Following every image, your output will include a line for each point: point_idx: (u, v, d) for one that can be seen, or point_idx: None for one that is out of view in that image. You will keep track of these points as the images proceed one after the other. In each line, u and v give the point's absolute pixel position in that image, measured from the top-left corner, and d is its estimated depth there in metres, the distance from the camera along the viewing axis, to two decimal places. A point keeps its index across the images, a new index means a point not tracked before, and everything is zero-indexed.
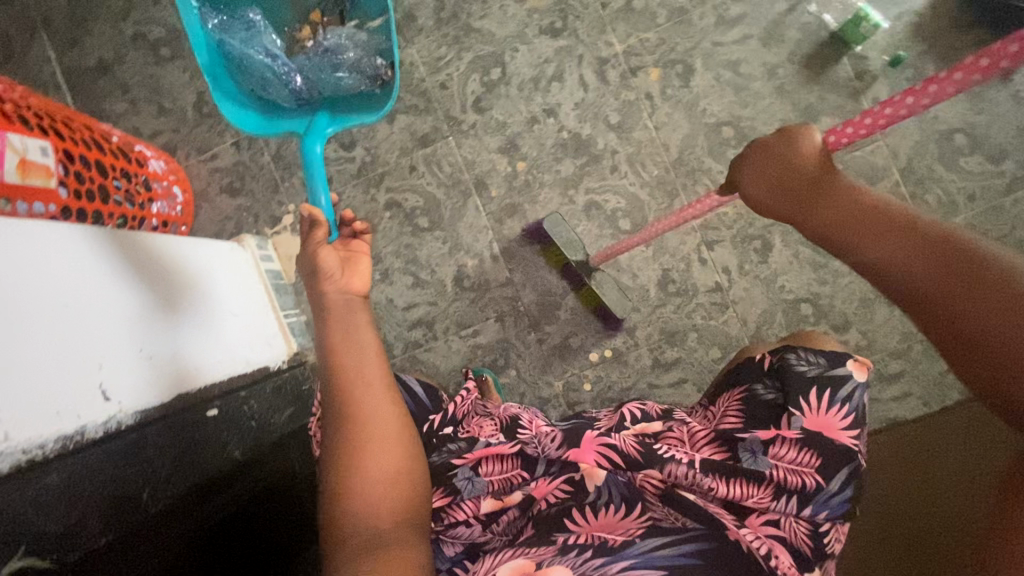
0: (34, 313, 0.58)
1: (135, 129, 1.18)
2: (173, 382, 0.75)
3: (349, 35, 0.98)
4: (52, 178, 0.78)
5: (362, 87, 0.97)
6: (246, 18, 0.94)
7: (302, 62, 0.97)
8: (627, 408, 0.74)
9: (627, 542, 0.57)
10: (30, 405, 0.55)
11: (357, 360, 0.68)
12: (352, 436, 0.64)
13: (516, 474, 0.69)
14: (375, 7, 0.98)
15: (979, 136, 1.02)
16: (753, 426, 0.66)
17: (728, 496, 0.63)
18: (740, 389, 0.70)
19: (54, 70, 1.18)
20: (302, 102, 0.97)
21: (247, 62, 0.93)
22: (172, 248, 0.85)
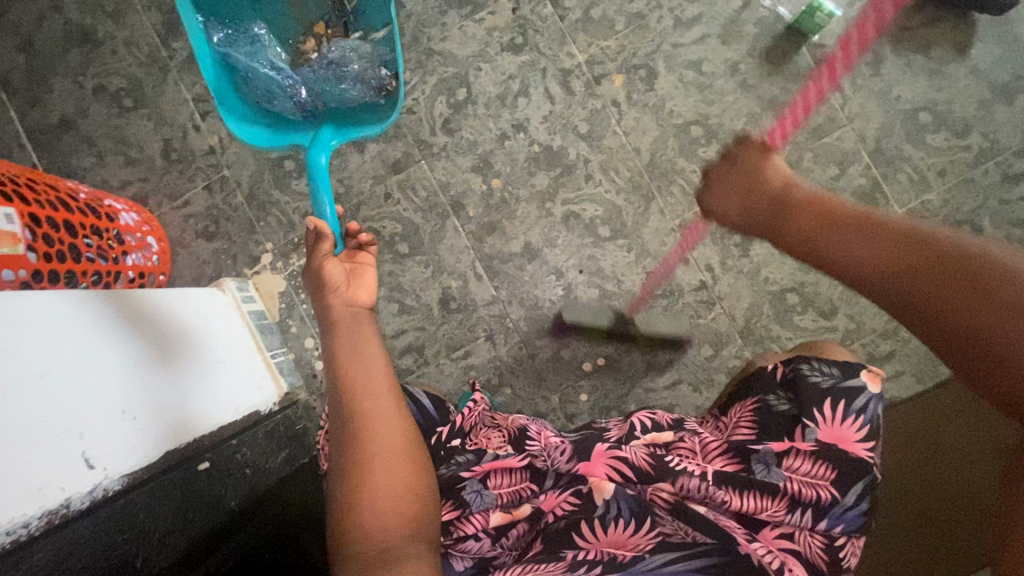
0: (11, 387, 0.57)
1: (105, 182, 1.16)
2: (161, 439, 0.73)
3: (352, 46, 0.99)
4: (20, 244, 0.76)
5: (367, 97, 0.97)
6: (251, 32, 0.96)
7: (307, 75, 0.97)
8: (637, 418, 0.73)
9: (637, 557, 0.58)
10: (9, 486, 0.54)
11: (363, 373, 0.67)
12: (358, 449, 0.62)
13: (525, 487, 0.68)
14: (379, 19, 0.99)
15: (943, 112, 1.04)
16: (766, 437, 0.65)
17: (741, 508, 0.62)
18: (753, 399, 0.69)
19: (17, 130, 1.17)
20: (307, 114, 0.96)
21: (255, 76, 0.94)
22: (157, 303, 0.85)
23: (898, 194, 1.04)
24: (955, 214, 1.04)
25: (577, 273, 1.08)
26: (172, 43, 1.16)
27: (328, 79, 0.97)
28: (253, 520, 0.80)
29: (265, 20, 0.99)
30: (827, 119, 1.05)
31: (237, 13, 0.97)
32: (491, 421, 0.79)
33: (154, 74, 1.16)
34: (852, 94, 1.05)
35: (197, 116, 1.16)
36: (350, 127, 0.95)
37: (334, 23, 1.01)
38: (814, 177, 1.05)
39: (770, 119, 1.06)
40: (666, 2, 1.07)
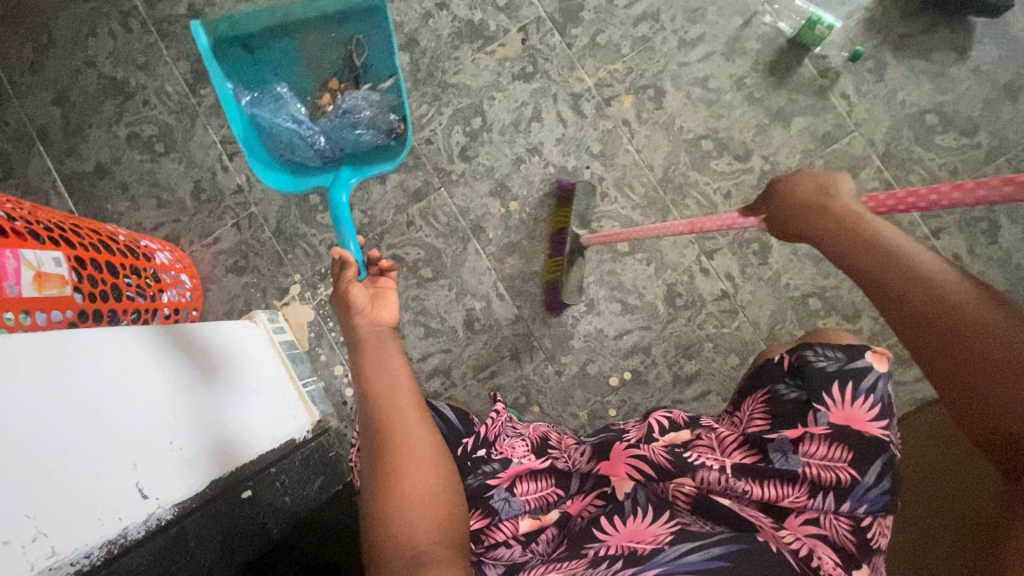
0: (72, 424, 0.59)
1: (139, 224, 1.21)
2: (205, 470, 0.75)
3: (363, 95, 1.03)
4: (67, 285, 0.80)
5: (379, 141, 1.02)
6: (274, 91, 1.01)
7: (324, 125, 1.02)
8: (654, 419, 0.72)
9: (657, 550, 0.55)
10: (70, 518, 0.56)
11: (394, 385, 0.68)
12: (385, 456, 0.62)
13: (551, 492, 0.71)
14: (386, 69, 1.03)
15: (949, 113, 1.06)
16: (781, 426, 0.65)
17: (763, 497, 0.62)
18: (762, 391, 0.69)
19: (55, 179, 1.23)
20: (326, 159, 1.02)
21: (274, 129, 0.99)
22: (190, 334, 0.86)
23: None
24: (971, 212, 1.05)
25: (598, 288, 1.10)
26: (199, 90, 1.22)
27: (344, 127, 1.02)
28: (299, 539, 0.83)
29: (285, 80, 1.04)
30: (835, 126, 1.08)
31: (260, 77, 1.02)
32: (513, 430, 0.79)
33: (184, 120, 1.22)
34: (857, 101, 1.07)
35: (225, 156, 1.21)
36: (365, 163, 1.01)
37: (346, 77, 1.04)
38: None
39: (778, 129, 1.09)
40: (669, 25, 1.11)
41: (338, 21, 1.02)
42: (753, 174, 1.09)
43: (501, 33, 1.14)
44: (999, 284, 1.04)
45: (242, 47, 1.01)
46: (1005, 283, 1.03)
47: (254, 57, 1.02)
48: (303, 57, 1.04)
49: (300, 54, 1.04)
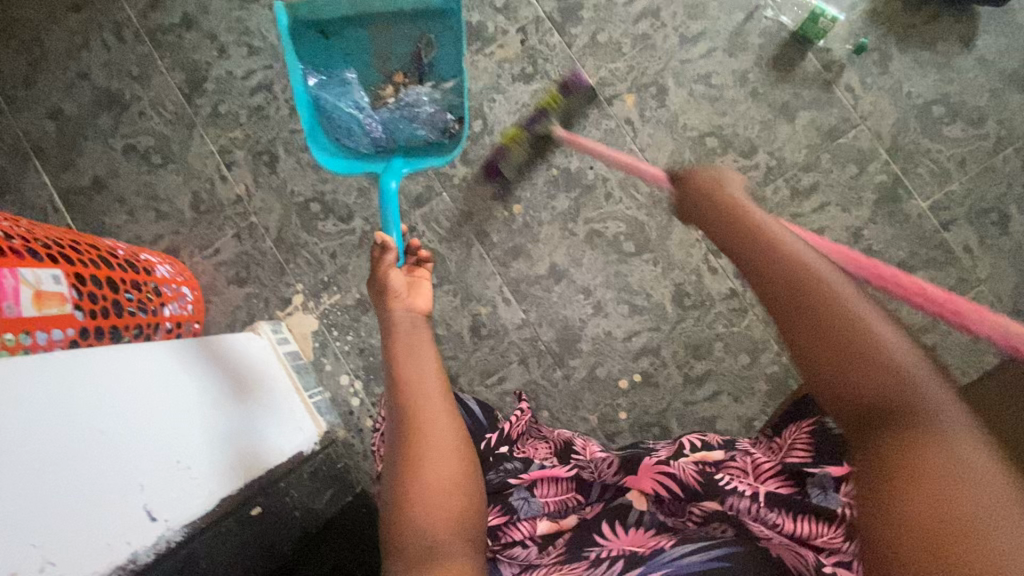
0: (74, 447, 0.57)
1: (138, 237, 1.20)
2: (213, 487, 0.73)
3: (424, 92, 1.02)
4: (67, 303, 0.79)
5: (431, 138, 1.02)
6: (341, 76, 1.01)
7: (384, 115, 1.02)
8: (685, 438, 0.70)
9: (657, 551, 0.57)
10: (79, 545, 0.55)
11: (418, 378, 0.65)
12: (403, 450, 0.59)
13: (572, 498, 0.72)
14: (450, 69, 1.02)
15: (956, 103, 1.04)
16: (824, 461, 0.61)
17: (792, 533, 0.58)
18: (809, 420, 0.65)
19: (51, 194, 1.21)
20: (379, 149, 1.02)
21: (335, 112, 1.00)
22: (188, 349, 0.84)
23: (921, 187, 1.05)
24: (980, 203, 1.03)
25: (605, 290, 1.09)
26: (195, 99, 1.21)
27: (401, 120, 1.02)
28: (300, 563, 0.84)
29: (353, 66, 1.02)
30: (840, 120, 1.06)
31: (328, 61, 1.01)
32: (539, 433, 0.82)
33: (180, 130, 1.21)
34: (863, 94, 1.06)
35: (223, 166, 1.20)
36: (418, 157, 1.01)
37: (412, 72, 1.02)
38: (834, 178, 1.06)
39: (783, 124, 1.07)
40: (670, 22, 1.10)
41: (413, 17, 1.01)
42: (758, 170, 1.07)
43: (500, 34, 1.13)
44: (1011, 275, 1.02)
45: (317, 31, 1.00)
46: (1016, 275, 1.02)
47: (329, 42, 1.01)
48: (372, 48, 1.02)
49: (371, 44, 1.02)
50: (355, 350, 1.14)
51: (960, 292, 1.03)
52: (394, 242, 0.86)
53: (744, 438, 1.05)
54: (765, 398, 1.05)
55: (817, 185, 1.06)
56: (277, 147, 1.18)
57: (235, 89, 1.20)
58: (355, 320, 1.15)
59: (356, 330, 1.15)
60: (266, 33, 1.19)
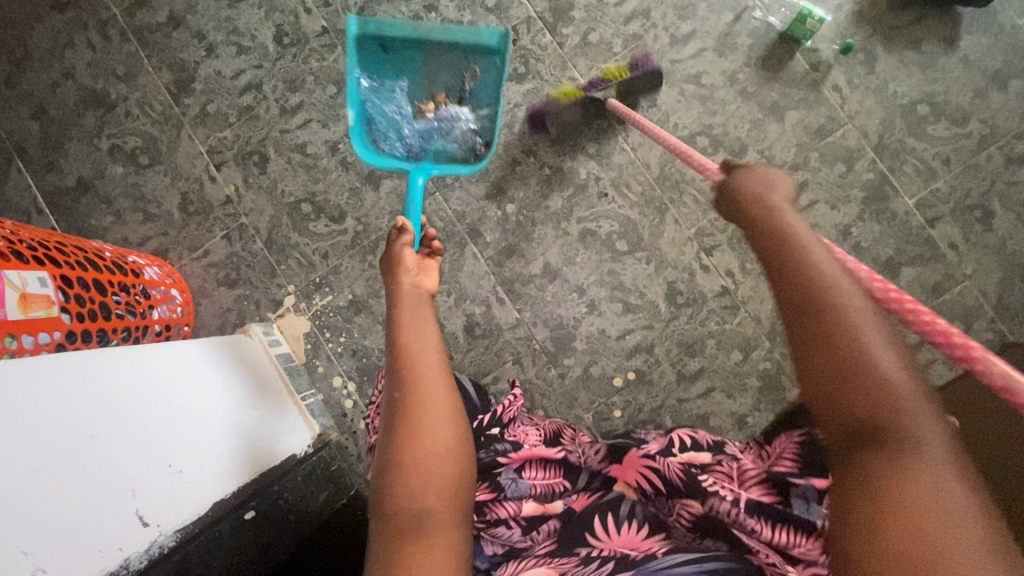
0: (65, 452, 0.56)
1: (125, 239, 1.18)
2: (206, 489, 0.72)
3: (461, 111, 1.03)
4: (54, 306, 0.77)
5: (459, 155, 1.03)
6: (390, 86, 1.04)
7: (421, 125, 1.03)
8: (676, 434, 0.68)
9: (649, 557, 0.55)
10: (69, 550, 0.53)
11: (417, 351, 0.65)
12: (399, 423, 0.58)
13: (558, 483, 0.71)
14: (489, 97, 1.03)
15: (940, 103, 1.06)
16: (811, 472, 0.58)
17: (771, 540, 0.56)
18: (801, 429, 0.61)
19: (35, 196, 1.19)
20: (410, 153, 1.02)
21: (378, 116, 1.02)
22: (181, 348, 0.83)
23: (907, 185, 1.07)
24: (964, 201, 1.05)
25: (599, 289, 1.09)
26: (183, 99, 1.19)
27: (437, 133, 1.03)
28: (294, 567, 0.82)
29: (403, 79, 1.04)
30: (828, 119, 1.08)
31: (383, 71, 1.04)
32: (529, 419, 0.83)
33: (168, 131, 1.19)
34: (850, 94, 1.08)
35: (212, 167, 1.18)
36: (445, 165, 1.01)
37: (455, 94, 1.04)
38: (823, 176, 1.08)
39: (773, 124, 1.09)
40: (660, 22, 1.11)
41: (465, 52, 1.04)
42: None
43: None
44: (995, 271, 1.04)
45: (379, 45, 1.03)
46: (1001, 270, 1.04)
47: (386, 56, 1.04)
48: (424, 68, 1.05)
49: (423, 65, 1.05)
50: (348, 351, 1.13)
51: (946, 287, 1.05)
52: (411, 224, 0.89)
53: (737, 434, 1.06)
54: (758, 394, 1.06)
55: (806, 183, 1.08)
56: (267, 147, 1.17)
57: (224, 89, 1.18)
58: (347, 321, 1.14)
59: (349, 331, 1.14)
60: (255, 32, 1.18)
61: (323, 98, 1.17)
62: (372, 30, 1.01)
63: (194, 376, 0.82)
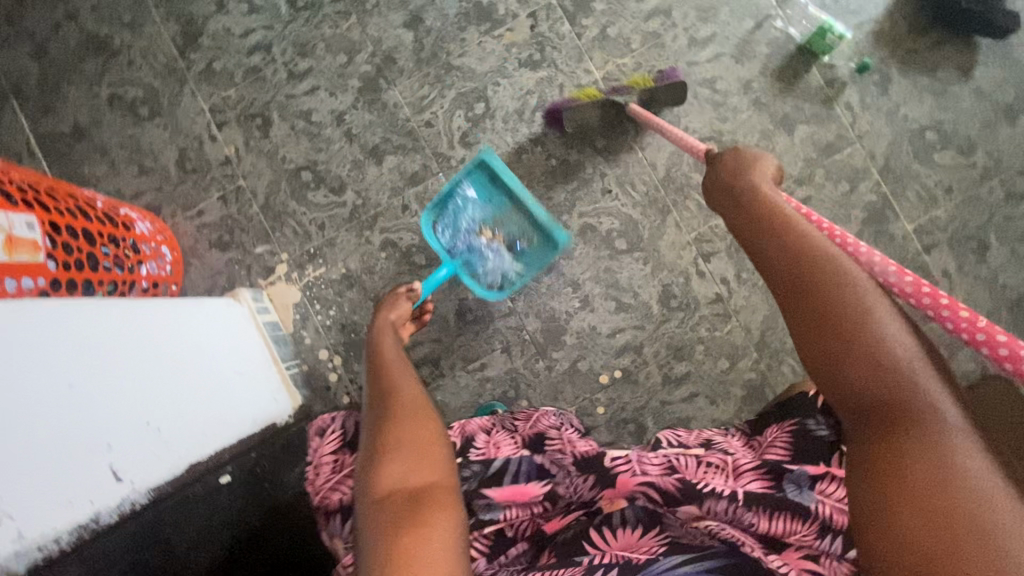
0: (41, 402, 0.55)
1: (118, 191, 1.16)
2: (183, 450, 0.71)
3: (506, 258, 1.04)
4: (40, 252, 0.75)
5: (481, 279, 1.04)
6: (474, 200, 1.05)
7: (473, 242, 1.04)
8: (661, 436, 0.74)
9: (651, 558, 0.57)
10: (39, 499, 0.53)
11: (394, 370, 0.76)
12: (385, 421, 0.64)
13: (538, 504, 0.66)
14: (532, 265, 1.04)
15: (949, 131, 1.07)
16: (802, 460, 0.66)
17: (768, 531, 0.60)
18: (790, 422, 0.70)
19: (28, 138, 1.16)
20: (452, 250, 1.04)
21: (451, 211, 1.05)
22: (184, 309, 0.85)
23: (907, 210, 1.07)
24: (962, 231, 1.06)
25: (594, 285, 1.09)
26: (189, 54, 1.16)
27: (478, 255, 1.04)
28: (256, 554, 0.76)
29: (487, 204, 1.05)
30: (837, 137, 1.08)
31: (479, 185, 1.05)
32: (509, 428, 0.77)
33: (171, 84, 1.16)
34: (861, 113, 1.08)
35: (213, 126, 1.16)
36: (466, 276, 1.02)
37: (515, 244, 1.05)
38: (826, 194, 1.08)
39: (782, 136, 1.09)
40: (681, 22, 1.10)
41: (540, 228, 1.03)
42: None
43: (510, 18, 1.12)
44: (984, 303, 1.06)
45: (490, 171, 1.04)
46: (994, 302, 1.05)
47: (491, 183, 1.05)
48: (505, 210, 1.05)
49: (507, 207, 1.05)
50: (336, 326, 1.12)
51: None
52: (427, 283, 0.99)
53: None
54: (740, 402, 1.07)
55: (809, 199, 1.08)
56: (272, 111, 1.15)
57: (231, 47, 1.16)
58: (339, 295, 1.13)
59: (340, 305, 1.13)
60: None
61: (332, 66, 1.14)
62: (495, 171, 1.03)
63: (195, 338, 0.84)
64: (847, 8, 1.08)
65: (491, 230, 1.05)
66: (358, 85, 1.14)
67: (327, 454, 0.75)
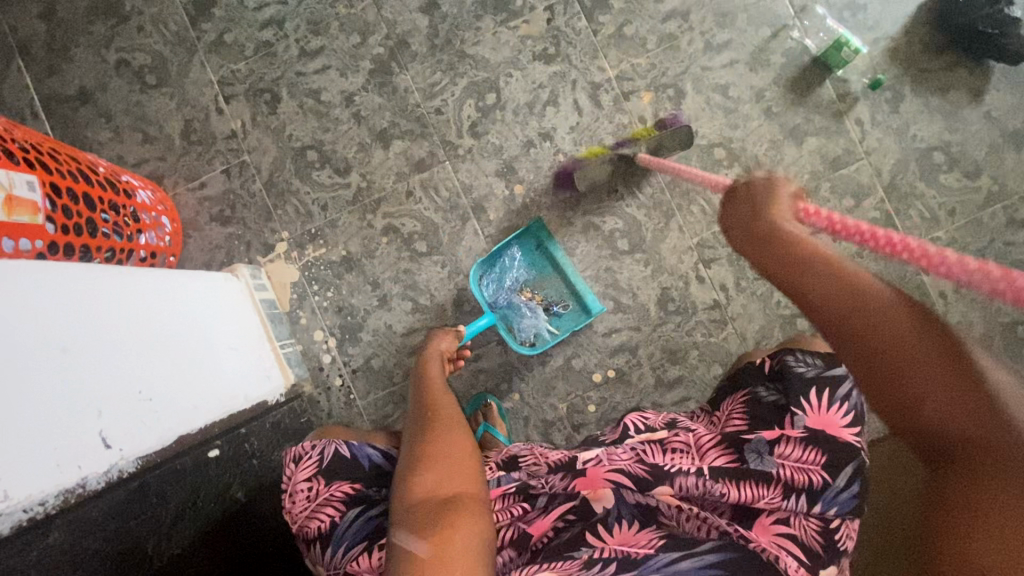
0: (33, 362, 0.55)
1: (120, 158, 1.15)
2: (174, 422, 0.71)
3: (542, 319, 1.07)
4: (39, 214, 0.74)
5: (516, 335, 1.06)
6: (519, 260, 1.09)
7: (514, 300, 1.07)
8: (628, 421, 0.71)
9: (647, 553, 0.53)
10: (25, 460, 0.52)
11: (438, 392, 0.78)
12: (423, 435, 0.66)
13: (517, 506, 0.64)
14: (565, 325, 1.08)
15: (956, 153, 1.07)
16: (758, 428, 0.63)
17: (737, 500, 0.60)
18: (743, 393, 0.67)
19: (32, 98, 1.14)
20: (493, 303, 1.06)
21: (497, 268, 1.08)
22: (188, 285, 0.86)
23: (909, 230, 1.08)
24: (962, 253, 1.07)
25: (593, 284, 1.09)
26: (201, 23, 1.15)
27: (517, 312, 1.06)
28: (222, 544, 0.73)
29: (532, 268, 1.10)
30: (845, 151, 1.08)
31: (525, 247, 1.10)
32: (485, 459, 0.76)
33: (180, 53, 1.15)
34: (871, 130, 1.08)
35: (221, 99, 1.15)
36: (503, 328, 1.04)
37: (552, 307, 1.08)
38: (830, 208, 1.08)
39: (791, 147, 1.09)
40: (698, 26, 1.10)
41: (578, 296, 1.09)
42: None
43: (527, 10, 1.11)
44: (978, 326, 1.06)
45: (539, 237, 1.09)
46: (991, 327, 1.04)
47: (537, 249, 1.10)
48: (546, 275, 1.10)
49: (549, 272, 1.10)
50: (332, 307, 1.12)
51: None
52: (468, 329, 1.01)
53: None
54: None
55: None
56: (281, 87, 1.14)
57: (244, 20, 1.14)
58: (338, 277, 1.12)
59: (338, 287, 1.12)
60: None
61: (345, 46, 1.13)
62: (544, 236, 1.09)
63: (194, 313, 0.84)
64: (864, 23, 1.08)
65: (531, 291, 1.08)
66: (369, 67, 1.13)
67: (302, 481, 0.69)
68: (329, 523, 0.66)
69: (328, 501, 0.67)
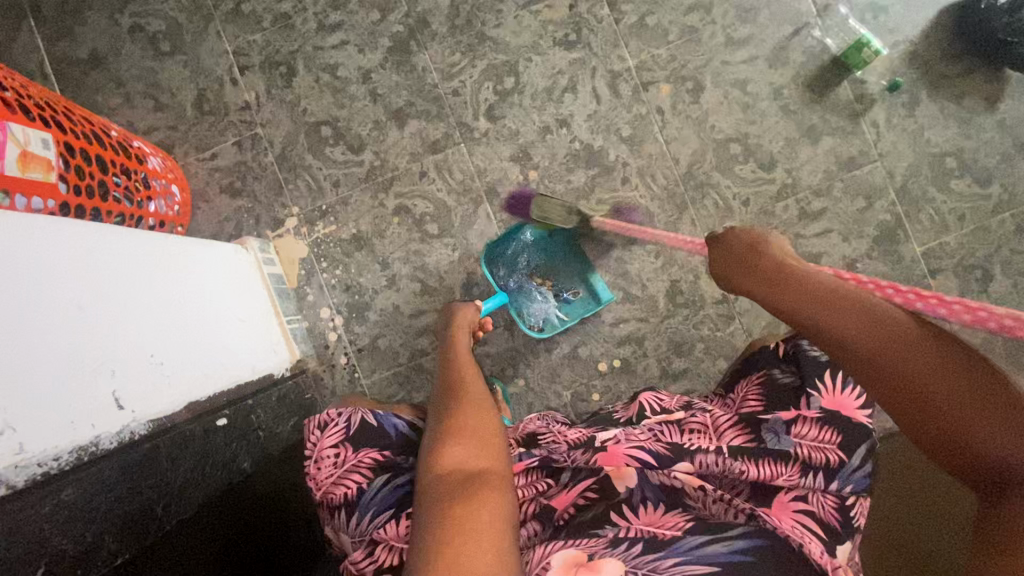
0: (52, 319, 0.54)
1: (130, 124, 1.13)
2: (184, 387, 0.71)
3: (551, 305, 1.08)
4: (52, 172, 0.73)
5: (523, 318, 1.07)
6: (531, 244, 1.08)
7: (524, 284, 1.07)
8: (642, 400, 0.75)
9: (675, 536, 0.54)
10: (40, 416, 0.51)
11: (463, 367, 0.78)
12: (447, 409, 0.67)
13: (540, 483, 0.67)
14: (574, 312, 1.08)
15: (968, 159, 1.08)
16: (774, 408, 0.66)
17: (757, 478, 0.61)
18: (758, 373, 0.70)
19: (42, 60, 1.12)
20: (504, 285, 1.07)
21: (509, 251, 1.08)
22: (199, 253, 0.85)
23: (918, 233, 1.08)
24: (968, 259, 1.08)
25: (603, 273, 1.10)
26: None
27: (526, 296, 1.07)
28: (229, 513, 0.71)
29: (544, 253, 1.09)
30: (860, 153, 1.09)
31: (539, 232, 1.09)
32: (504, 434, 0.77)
33: (196, 21, 1.13)
34: (885, 132, 1.09)
35: (236, 70, 1.13)
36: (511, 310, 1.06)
37: (563, 293, 1.08)
38: (842, 208, 1.09)
39: (806, 145, 1.09)
40: (720, 20, 1.09)
41: (588, 284, 1.08)
42: (774, 185, 1.09)
43: None
44: None
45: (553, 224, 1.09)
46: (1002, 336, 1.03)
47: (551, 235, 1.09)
48: (558, 261, 1.09)
49: (560, 259, 1.09)
50: (340, 286, 1.11)
51: None
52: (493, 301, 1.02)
53: None
54: None
55: (824, 211, 1.09)
56: (297, 61, 1.13)
57: None
58: (347, 255, 1.12)
59: (347, 265, 1.11)
60: None
61: (364, 22, 1.12)
62: (557, 223, 1.09)
63: (206, 282, 0.83)
64: (885, 26, 1.09)
65: (543, 278, 1.09)
66: (388, 45, 1.12)
67: (327, 448, 0.69)
68: (355, 490, 0.66)
69: (355, 468, 0.67)
